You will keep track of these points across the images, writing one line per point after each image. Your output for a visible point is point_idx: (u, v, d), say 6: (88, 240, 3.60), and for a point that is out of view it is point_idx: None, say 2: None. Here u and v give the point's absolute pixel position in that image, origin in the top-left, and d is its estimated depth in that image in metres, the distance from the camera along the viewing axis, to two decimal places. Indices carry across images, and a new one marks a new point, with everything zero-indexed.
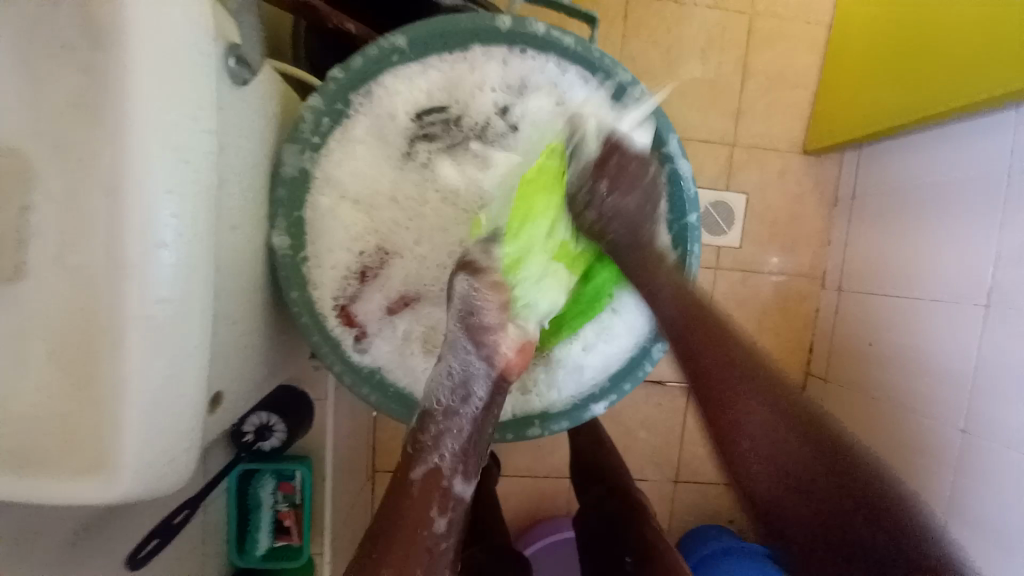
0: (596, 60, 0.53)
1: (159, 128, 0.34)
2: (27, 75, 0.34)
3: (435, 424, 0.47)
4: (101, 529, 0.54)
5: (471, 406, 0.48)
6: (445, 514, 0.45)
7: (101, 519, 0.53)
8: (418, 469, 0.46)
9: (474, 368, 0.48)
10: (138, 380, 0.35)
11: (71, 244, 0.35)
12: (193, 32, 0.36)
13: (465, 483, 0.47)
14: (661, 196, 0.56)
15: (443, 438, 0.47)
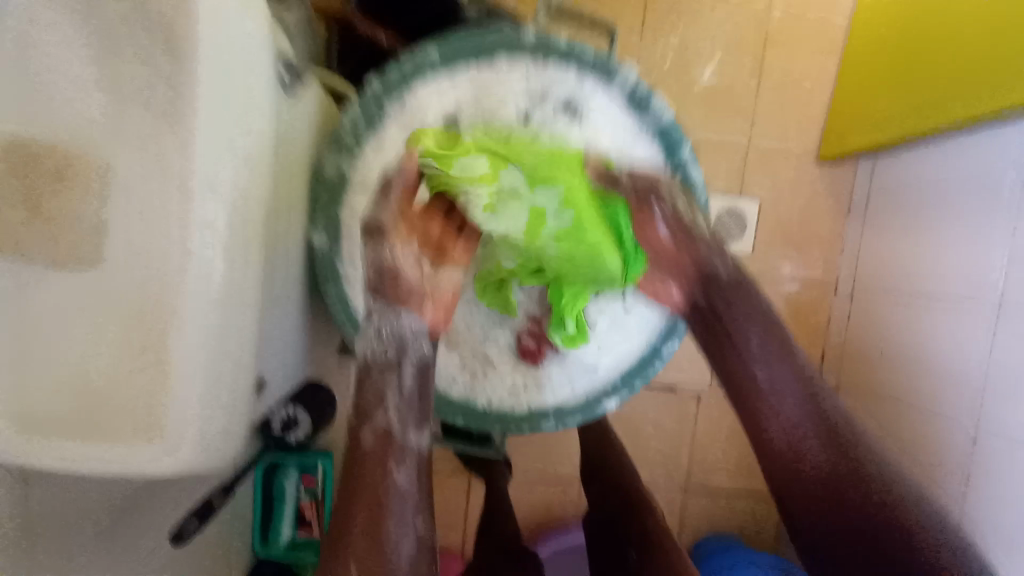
0: (613, 71, 0.57)
1: (214, 132, 0.38)
2: (103, 81, 0.38)
3: (371, 390, 0.47)
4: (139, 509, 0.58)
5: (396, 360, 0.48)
6: (405, 465, 0.46)
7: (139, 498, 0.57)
8: (365, 433, 0.46)
9: (401, 321, 0.48)
10: (190, 357, 0.39)
11: (143, 232, 0.39)
12: (244, 45, 0.39)
13: (418, 432, 0.47)
14: None
15: (377, 403, 0.47)
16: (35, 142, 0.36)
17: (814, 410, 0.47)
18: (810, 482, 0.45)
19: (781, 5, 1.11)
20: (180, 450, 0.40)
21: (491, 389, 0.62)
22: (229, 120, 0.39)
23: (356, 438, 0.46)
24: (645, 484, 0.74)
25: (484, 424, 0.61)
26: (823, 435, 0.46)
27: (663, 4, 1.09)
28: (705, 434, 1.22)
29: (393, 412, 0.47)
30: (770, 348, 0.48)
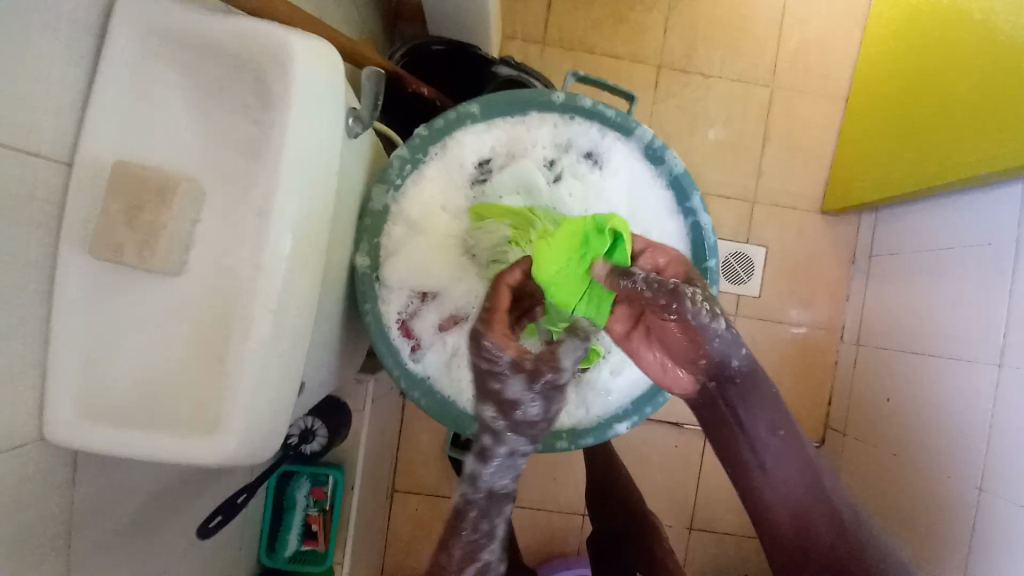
0: (632, 128, 0.63)
1: (297, 165, 0.44)
2: (206, 119, 0.45)
3: (483, 526, 0.55)
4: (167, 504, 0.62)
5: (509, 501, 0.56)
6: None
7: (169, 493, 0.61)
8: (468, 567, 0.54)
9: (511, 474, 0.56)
10: (253, 357, 0.44)
11: (223, 246, 0.45)
12: (326, 94, 0.47)
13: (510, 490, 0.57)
14: (684, 244, 0.65)
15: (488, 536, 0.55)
16: (142, 168, 0.42)
17: (803, 487, 0.52)
18: (788, 530, 0.51)
19: (786, 71, 1.21)
20: (230, 440, 0.44)
21: None
22: (309, 154, 0.45)
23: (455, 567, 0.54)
24: (650, 511, 0.77)
25: None
26: (802, 485, 0.52)
27: (677, 67, 1.20)
28: (711, 474, 1.22)
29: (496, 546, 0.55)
30: (769, 430, 0.52)
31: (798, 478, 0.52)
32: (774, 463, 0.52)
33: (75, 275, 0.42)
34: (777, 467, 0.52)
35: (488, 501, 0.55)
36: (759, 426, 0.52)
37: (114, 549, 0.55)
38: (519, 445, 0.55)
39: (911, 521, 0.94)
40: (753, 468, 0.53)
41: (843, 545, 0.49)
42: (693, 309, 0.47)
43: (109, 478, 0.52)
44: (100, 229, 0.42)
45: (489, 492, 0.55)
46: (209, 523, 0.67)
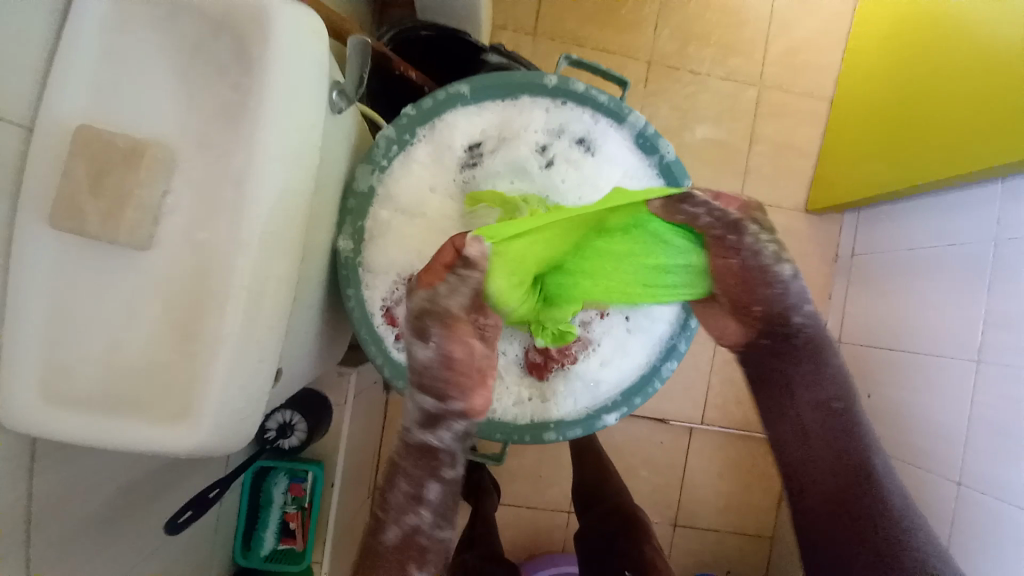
0: (625, 115, 0.62)
1: (278, 133, 0.42)
2: (176, 80, 0.42)
3: (418, 479, 0.55)
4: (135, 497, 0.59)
5: (443, 476, 0.55)
6: (425, 568, 0.55)
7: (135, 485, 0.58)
8: (391, 530, 0.56)
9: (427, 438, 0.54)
10: (228, 337, 0.42)
11: (197, 218, 0.43)
12: (310, 58, 0.44)
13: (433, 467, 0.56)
14: None
15: (410, 501, 0.55)
16: (110, 134, 0.40)
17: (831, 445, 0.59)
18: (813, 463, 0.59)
19: (774, 71, 1.22)
20: (201, 427, 0.42)
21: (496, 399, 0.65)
22: (292, 123, 0.43)
23: (380, 531, 0.56)
24: (641, 508, 0.77)
25: (487, 432, 0.63)
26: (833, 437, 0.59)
27: (668, 64, 1.20)
28: (696, 470, 1.22)
29: (425, 512, 0.56)
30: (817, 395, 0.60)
31: (830, 437, 0.59)
32: (811, 425, 0.60)
33: (36, 249, 0.39)
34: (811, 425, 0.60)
35: (420, 458, 0.55)
36: (806, 391, 0.60)
37: (77, 544, 0.52)
38: (429, 406, 0.54)
39: None
40: (792, 433, 0.61)
41: (857, 505, 0.56)
42: (757, 248, 0.56)
43: (73, 470, 0.49)
44: (62, 198, 0.39)
45: (400, 450, 0.56)
46: (178, 518, 0.66)
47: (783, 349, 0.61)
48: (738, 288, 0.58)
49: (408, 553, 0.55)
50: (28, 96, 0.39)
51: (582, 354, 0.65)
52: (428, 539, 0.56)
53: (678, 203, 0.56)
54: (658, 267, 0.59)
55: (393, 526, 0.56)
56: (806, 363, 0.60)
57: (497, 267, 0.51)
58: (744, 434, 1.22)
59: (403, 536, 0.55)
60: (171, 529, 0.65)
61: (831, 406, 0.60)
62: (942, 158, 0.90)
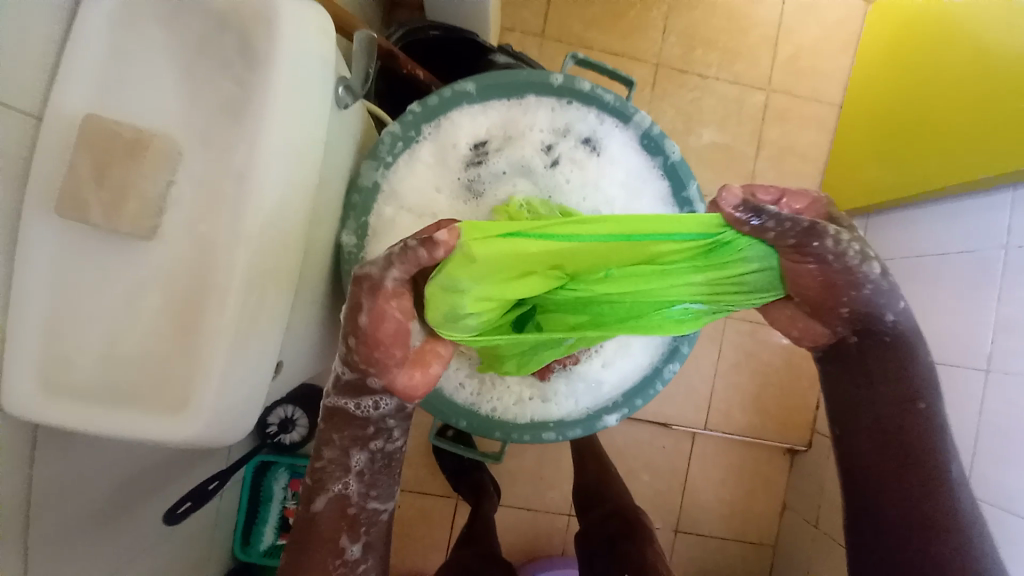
0: (630, 114, 0.62)
1: (281, 128, 0.42)
2: (182, 73, 0.43)
3: (354, 445, 0.50)
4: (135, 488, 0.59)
5: (373, 440, 0.50)
6: (359, 540, 0.51)
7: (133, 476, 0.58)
8: (319, 500, 0.50)
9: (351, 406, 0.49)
10: (228, 330, 0.42)
11: (199, 210, 0.43)
12: (315, 53, 0.45)
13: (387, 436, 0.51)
14: None
15: (338, 467, 0.50)
16: (116, 125, 0.40)
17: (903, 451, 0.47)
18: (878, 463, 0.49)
19: (782, 75, 1.21)
20: (199, 420, 0.42)
21: (496, 398, 0.65)
22: (296, 118, 0.43)
23: (308, 501, 0.50)
24: (643, 512, 0.76)
25: (486, 430, 0.64)
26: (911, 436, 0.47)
27: (675, 67, 1.19)
28: (698, 476, 1.21)
29: (353, 481, 0.50)
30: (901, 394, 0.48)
31: (914, 445, 0.47)
32: (893, 421, 0.48)
33: (40, 238, 0.40)
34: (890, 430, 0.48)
35: (355, 424, 0.50)
36: (893, 385, 0.48)
37: (76, 533, 0.52)
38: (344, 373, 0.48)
39: None
40: (866, 428, 0.49)
41: (923, 513, 0.46)
42: (841, 246, 0.44)
43: (74, 459, 0.50)
44: (66, 189, 0.39)
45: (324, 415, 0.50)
46: (177, 508, 0.66)
47: (869, 346, 0.49)
48: (819, 292, 0.46)
49: (339, 522, 0.50)
50: (38, 87, 0.39)
51: (586, 355, 0.65)
52: (359, 508, 0.51)
53: (751, 213, 0.44)
54: (733, 282, 0.48)
55: (319, 496, 0.50)
56: (893, 349, 0.48)
57: (458, 267, 0.45)
58: (747, 439, 1.21)
59: (330, 507, 0.50)
60: (168, 519, 0.65)
61: (917, 406, 0.48)
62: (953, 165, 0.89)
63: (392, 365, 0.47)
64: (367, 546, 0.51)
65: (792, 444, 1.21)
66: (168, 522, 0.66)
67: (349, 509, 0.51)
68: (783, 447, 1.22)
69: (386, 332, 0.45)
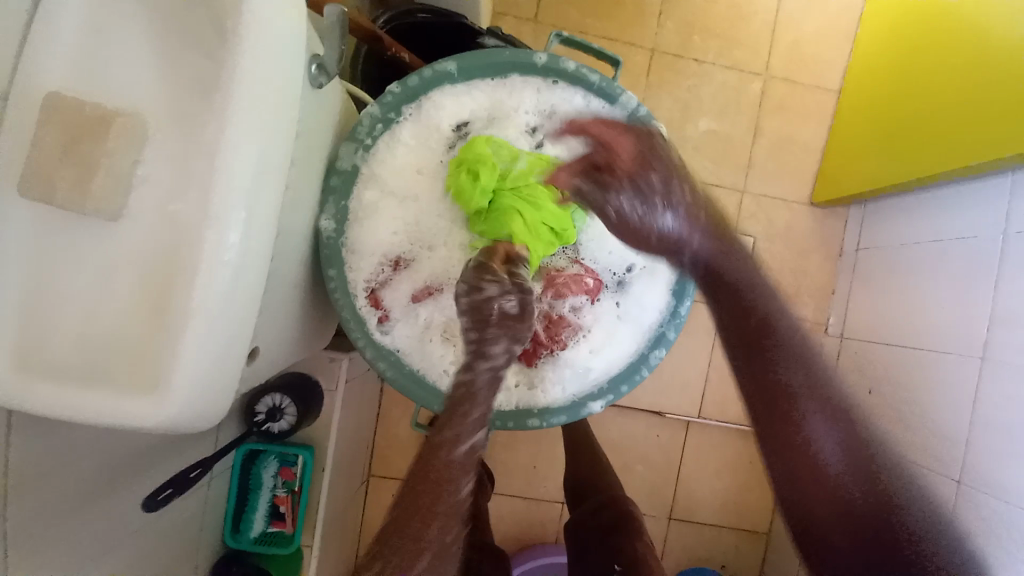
0: (617, 95, 0.61)
1: (250, 106, 0.41)
2: (151, 53, 0.42)
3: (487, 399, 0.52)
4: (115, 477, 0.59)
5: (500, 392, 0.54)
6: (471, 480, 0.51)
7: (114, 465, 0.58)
8: (458, 446, 0.50)
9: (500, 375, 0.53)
10: (201, 312, 0.41)
11: (169, 191, 0.42)
12: (285, 30, 0.43)
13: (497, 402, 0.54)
14: None
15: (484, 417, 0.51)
16: (81, 103, 0.39)
17: (827, 443, 0.51)
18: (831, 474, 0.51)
19: (781, 60, 1.19)
20: (173, 403, 0.41)
21: None
22: (265, 96, 0.42)
23: (451, 446, 0.50)
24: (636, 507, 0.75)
25: None
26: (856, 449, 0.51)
27: (671, 51, 1.17)
28: (693, 466, 1.21)
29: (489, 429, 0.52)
30: (836, 416, 0.52)
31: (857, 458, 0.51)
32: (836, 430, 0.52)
33: (6, 216, 0.38)
34: (842, 461, 0.51)
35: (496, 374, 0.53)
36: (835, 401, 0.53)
37: (56, 520, 0.52)
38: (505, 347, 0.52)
39: None
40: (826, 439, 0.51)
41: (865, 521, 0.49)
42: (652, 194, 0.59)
43: (52, 444, 0.49)
44: (32, 169, 0.38)
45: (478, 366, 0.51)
46: (157, 496, 0.64)
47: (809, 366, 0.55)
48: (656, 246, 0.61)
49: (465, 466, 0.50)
50: (5, 62, 0.38)
51: (573, 341, 0.65)
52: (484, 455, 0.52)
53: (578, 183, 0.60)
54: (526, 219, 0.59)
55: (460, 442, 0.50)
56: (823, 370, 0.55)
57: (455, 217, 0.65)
58: (743, 429, 1.21)
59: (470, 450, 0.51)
60: (148, 507, 0.63)
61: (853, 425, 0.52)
62: (950, 149, 0.87)
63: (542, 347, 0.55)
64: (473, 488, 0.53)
65: None
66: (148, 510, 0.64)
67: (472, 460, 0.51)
68: None
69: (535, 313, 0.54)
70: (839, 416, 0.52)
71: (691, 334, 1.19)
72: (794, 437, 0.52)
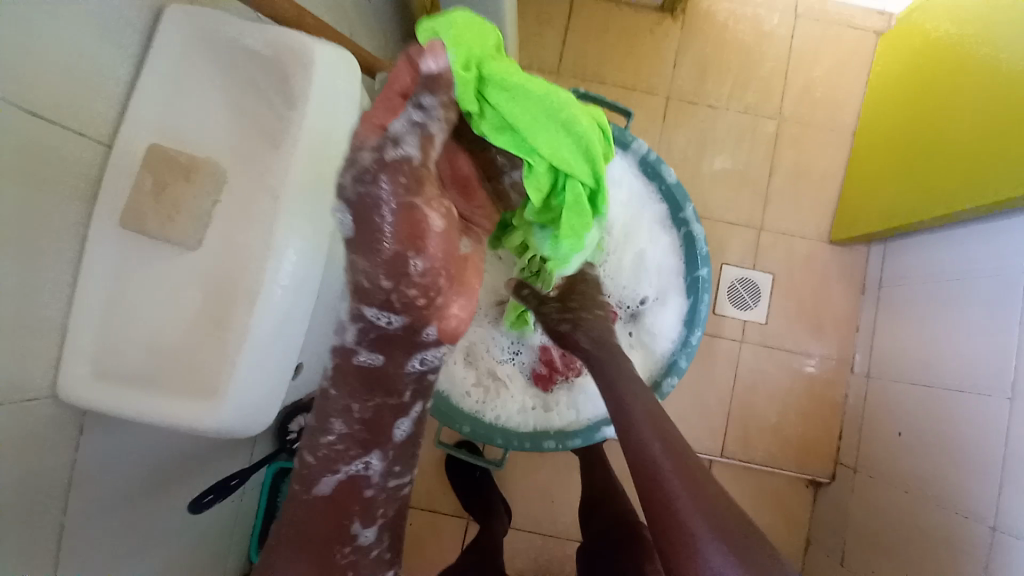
0: (628, 142, 0.68)
1: (311, 154, 0.49)
2: (232, 111, 0.51)
3: (350, 415, 0.57)
4: (162, 482, 0.63)
5: (399, 409, 0.59)
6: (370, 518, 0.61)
7: (163, 471, 0.63)
8: (328, 482, 0.58)
9: (365, 360, 0.55)
10: (256, 328, 0.47)
11: (237, 225, 0.50)
12: (344, 91, 0.52)
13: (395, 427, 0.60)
14: (678, 281, 0.70)
15: (356, 445, 0.58)
16: (174, 151, 0.47)
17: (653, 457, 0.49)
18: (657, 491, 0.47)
19: (794, 105, 1.24)
20: (225, 407, 0.47)
21: (500, 406, 0.71)
22: (323, 146, 0.50)
23: (313, 485, 0.58)
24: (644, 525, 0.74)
25: (490, 436, 0.68)
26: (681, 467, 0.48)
27: (687, 99, 1.25)
28: None
29: (373, 461, 0.60)
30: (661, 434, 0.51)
31: (681, 470, 0.48)
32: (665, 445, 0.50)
33: (103, 244, 0.45)
34: (668, 476, 0.48)
35: (370, 373, 0.56)
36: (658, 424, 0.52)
37: (108, 518, 0.56)
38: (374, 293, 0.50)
39: (937, 564, 0.86)
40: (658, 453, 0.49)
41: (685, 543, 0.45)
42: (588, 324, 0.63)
43: (114, 447, 0.55)
44: (128, 204, 0.45)
45: (337, 379, 0.56)
46: (202, 499, 0.70)
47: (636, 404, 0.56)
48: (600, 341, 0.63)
49: (352, 503, 0.59)
50: (114, 114, 0.47)
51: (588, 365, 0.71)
52: (376, 490, 0.61)
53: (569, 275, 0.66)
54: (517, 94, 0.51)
55: (328, 478, 0.58)
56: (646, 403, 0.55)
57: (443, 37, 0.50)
58: (767, 469, 1.17)
59: (344, 486, 0.58)
60: (193, 505, 0.69)
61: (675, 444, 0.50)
62: (963, 188, 0.89)
63: (428, 309, 0.52)
64: (378, 524, 0.62)
65: (815, 476, 1.17)
66: (191, 510, 0.70)
67: (362, 497, 0.60)
68: (805, 478, 1.18)
69: (411, 225, 0.47)
70: (679, 459, 0.49)
71: (711, 367, 1.19)
72: (664, 531, 0.46)
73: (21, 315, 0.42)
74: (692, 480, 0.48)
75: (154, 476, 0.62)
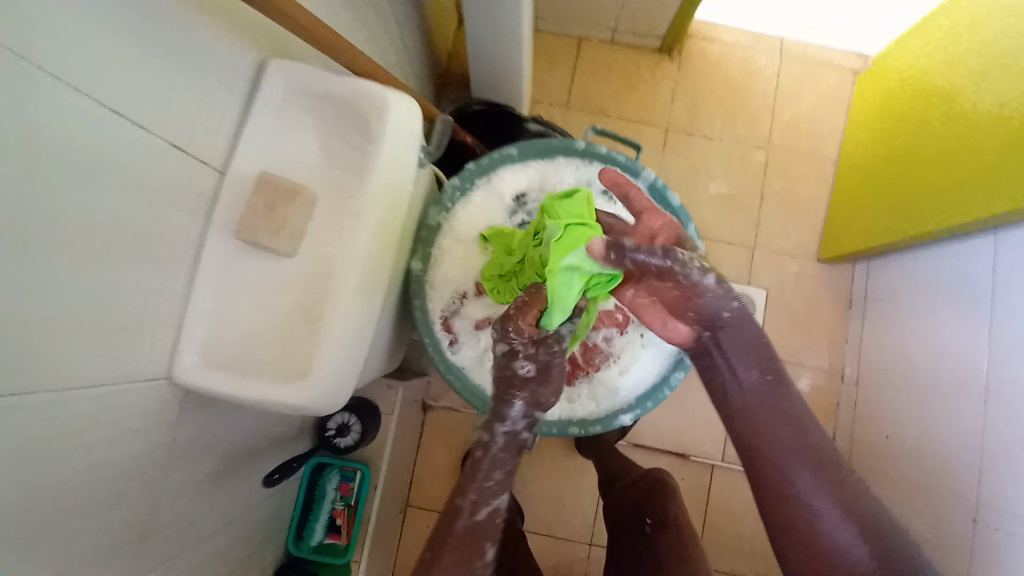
0: (639, 171, 0.80)
1: (385, 182, 0.61)
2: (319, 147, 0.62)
3: (501, 462, 0.66)
4: (228, 466, 0.71)
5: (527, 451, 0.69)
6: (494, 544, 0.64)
7: (230, 455, 0.71)
8: (480, 511, 0.65)
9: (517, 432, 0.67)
10: (338, 321, 0.58)
11: (324, 238, 0.61)
12: (410, 131, 0.64)
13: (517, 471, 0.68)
14: None
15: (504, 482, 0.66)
16: (276, 180, 0.58)
17: (763, 413, 0.60)
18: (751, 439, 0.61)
19: (780, 135, 1.38)
20: (314, 386, 0.57)
21: None
22: (392, 175, 0.62)
23: (465, 512, 0.64)
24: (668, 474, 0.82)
25: None
26: (785, 429, 0.59)
27: (682, 129, 1.38)
28: (718, 508, 1.24)
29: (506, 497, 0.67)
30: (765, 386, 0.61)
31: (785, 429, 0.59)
32: (764, 404, 0.61)
33: (216, 253, 0.56)
34: (766, 429, 0.60)
35: (515, 434, 0.67)
36: (770, 387, 0.61)
37: (192, 496, 0.64)
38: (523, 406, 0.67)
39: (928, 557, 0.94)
40: (763, 411, 0.60)
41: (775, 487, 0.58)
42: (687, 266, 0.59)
43: (202, 429, 0.63)
44: (242, 221, 0.56)
45: (503, 441, 0.67)
46: (272, 476, 0.84)
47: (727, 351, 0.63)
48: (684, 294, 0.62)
49: (483, 528, 0.64)
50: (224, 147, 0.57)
51: (606, 364, 0.81)
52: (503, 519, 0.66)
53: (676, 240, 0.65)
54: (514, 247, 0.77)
55: (483, 507, 0.65)
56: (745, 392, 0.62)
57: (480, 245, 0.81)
58: None
59: (486, 515, 0.65)
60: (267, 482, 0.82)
61: (776, 393, 0.61)
62: (937, 214, 1.00)
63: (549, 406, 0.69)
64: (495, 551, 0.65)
65: None
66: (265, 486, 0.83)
67: (494, 522, 0.65)
68: None
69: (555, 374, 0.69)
70: (781, 416, 0.60)
71: None
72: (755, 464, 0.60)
73: (152, 308, 0.51)
74: (798, 440, 0.58)
75: (225, 460, 0.69)
